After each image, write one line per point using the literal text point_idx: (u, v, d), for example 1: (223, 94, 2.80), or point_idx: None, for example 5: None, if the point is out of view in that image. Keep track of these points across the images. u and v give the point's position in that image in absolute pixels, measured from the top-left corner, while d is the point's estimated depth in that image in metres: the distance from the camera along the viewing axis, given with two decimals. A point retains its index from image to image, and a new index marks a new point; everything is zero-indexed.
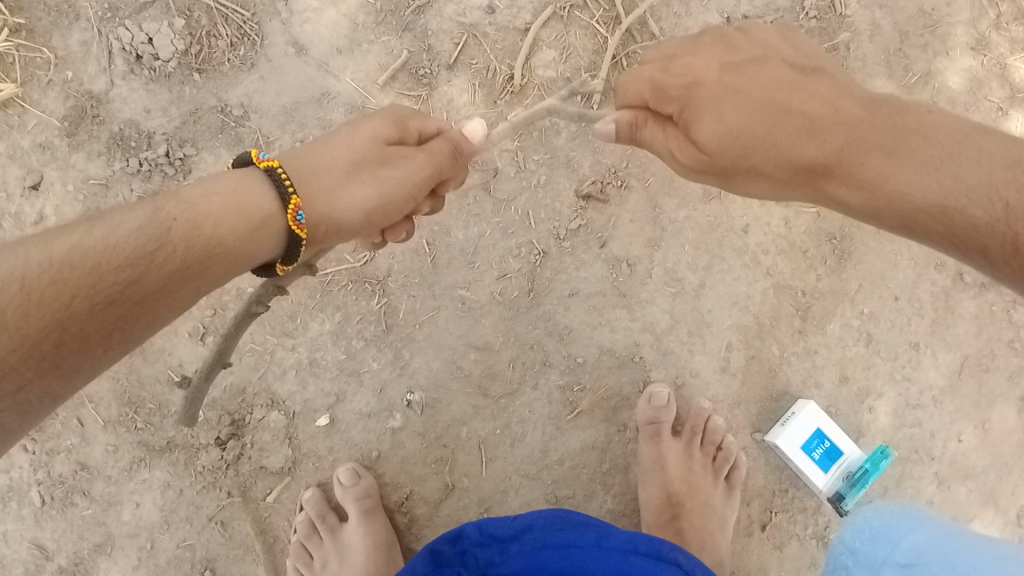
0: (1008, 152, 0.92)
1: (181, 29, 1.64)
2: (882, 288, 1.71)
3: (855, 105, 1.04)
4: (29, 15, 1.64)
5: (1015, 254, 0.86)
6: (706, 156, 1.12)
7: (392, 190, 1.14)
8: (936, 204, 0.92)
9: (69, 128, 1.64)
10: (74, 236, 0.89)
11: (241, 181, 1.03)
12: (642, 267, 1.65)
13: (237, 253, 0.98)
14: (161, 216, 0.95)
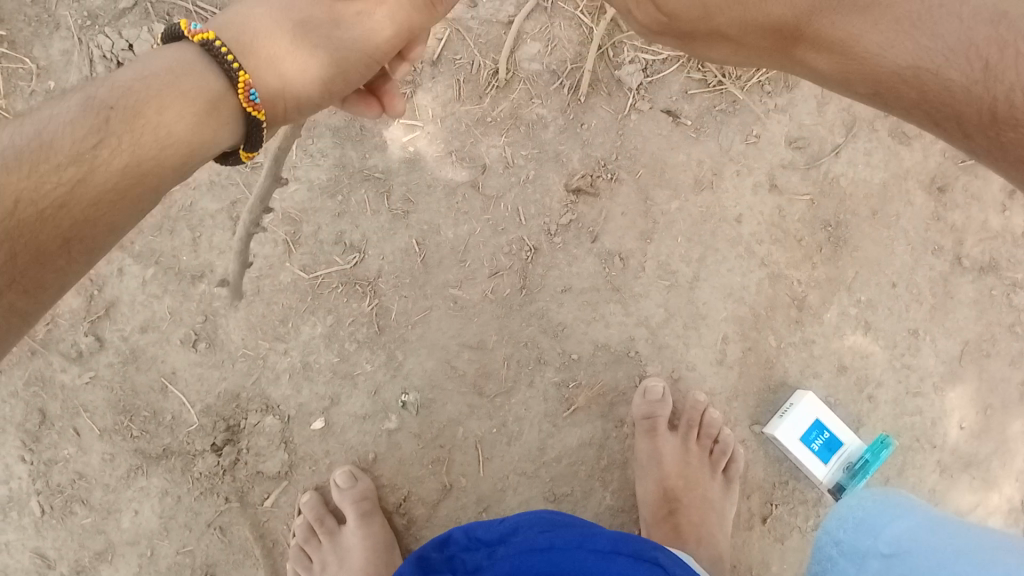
0: (993, 3, 0.91)
1: (161, 34, 1.64)
2: (879, 275, 1.69)
3: None
4: (9, 26, 1.63)
5: (992, 122, 0.89)
6: (666, 16, 1.19)
7: (350, 52, 1.20)
8: (910, 67, 0.94)
9: None
10: (7, 137, 0.89)
11: (177, 62, 1.01)
12: (635, 260, 1.64)
13: (187, 142, 0.98)
14: (98, 108, 0.94)
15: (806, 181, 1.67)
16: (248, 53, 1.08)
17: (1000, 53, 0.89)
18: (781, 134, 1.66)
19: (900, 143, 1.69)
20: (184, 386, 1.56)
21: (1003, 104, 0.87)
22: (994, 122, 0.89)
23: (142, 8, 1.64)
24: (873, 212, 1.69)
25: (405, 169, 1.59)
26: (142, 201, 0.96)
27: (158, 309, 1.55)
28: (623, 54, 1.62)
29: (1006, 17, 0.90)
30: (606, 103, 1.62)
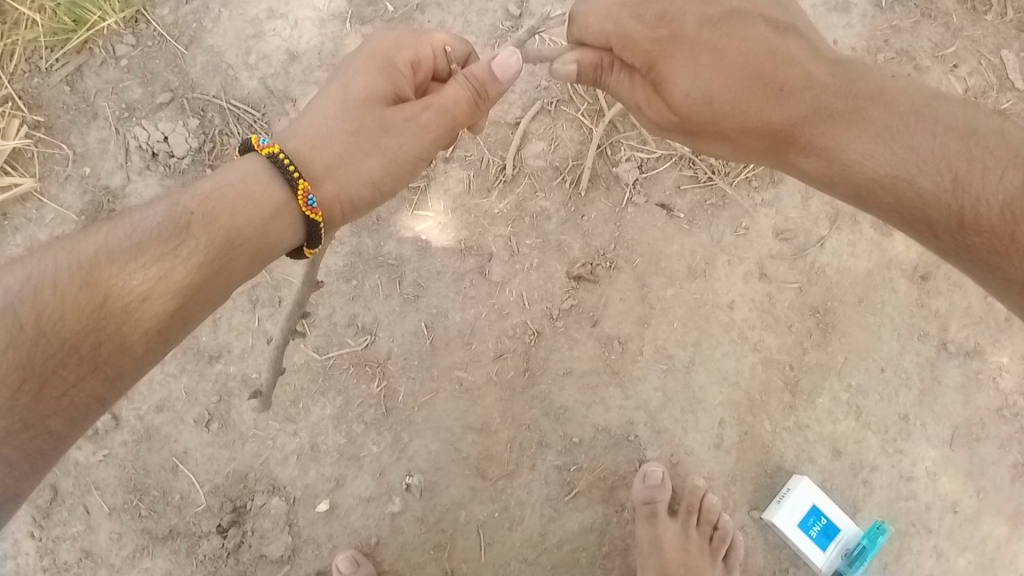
0: (959, 122, 1.05)
1: (195, 128, 1.75)
2: (868, 361, 1.75)
3: (821, 69, 1.14)
4: (47, 113, 1.77)
5: (958, 228, 1.01)
6: (678, 118, 1.22)
7: (396, 157, 1.15)
8: (888, 175, 1.05)
9: (87, 222, 1.75)
10: (100, 238, 1.00)
11: (249, 170, 1.07)
12: (633, 345, 1.71)
13: (255, 243, 1.04)
14: (180, 213, 1.02)
15: (793, 270, 1.75)
16: (308, 162, 1.11)
17: (966, 165, 1.01)
18: (768, 226, 1.75)
19: (882, 234, 1.76)
20: (195, 466, 1.59)
21: (968, 213, 1.00)
22: (960, 228, 1.01)
23: (179, 104, 1.76)
24: (858, 299, 1.76)
25: (416, 255, 1.68)
26: (214, 295, 1.03)
27: (174, 388, 1.60)
28: (620, 152, 1.72)
29: (971, 135, 1.04)
30: (604, 197, 1.72)
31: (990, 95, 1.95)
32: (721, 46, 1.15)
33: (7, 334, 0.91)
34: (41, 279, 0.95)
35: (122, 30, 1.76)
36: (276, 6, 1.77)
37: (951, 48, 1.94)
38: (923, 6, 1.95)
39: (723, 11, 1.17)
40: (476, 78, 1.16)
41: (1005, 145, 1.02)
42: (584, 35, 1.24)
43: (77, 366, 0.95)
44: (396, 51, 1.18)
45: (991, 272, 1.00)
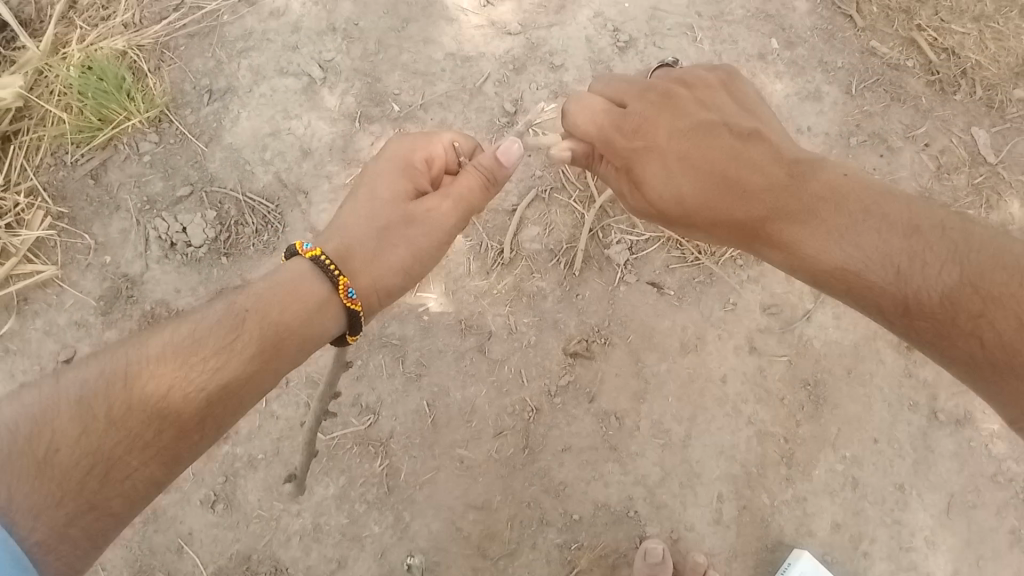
0: (905, 218, 1.11)
1: (212, 219, 1.87)
2: (860, 431, 1.79)
3: (780, 170, 1.25)
4: (71, 205, 1.89)
5: (906, 314, 1.08)
6: (654, 212, 1.33)
7: (422, 245, 1.24)
8: (840, 268, 1.13)
9: (105, 307, 1.84)
10: (166, 335, 1.09)
11: (297, 268, 1.16)
12: (630, 420, 1.76)
13: (305, 333, 1.11)
14: (237, 310, 1.10)
15: (782, 343, 1.80)
16: (346, 259, 1.18)
17: (908, 260, 1.08)
18: (755, 301, 1.82)
19: None
20: (198, 547, 1.67)
21: (912, 302, 1.07)
22: (907, 315, 1.08)
23: (198, 196, 1.89)
24: (847, 370, 1.80)
25: (419, 335, 1.76)
26: (266, 383, 1.09)
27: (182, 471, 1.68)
28: (611, 235, 1.82)
29: (914, 230, 1.10)
30: (597, 276, 1.81)
31: (963, 170, 2.09)
32: (690, 154, 1.29)
33: (81, 424, 0.99)
34: (114, 372, 1.03)
35: (146, 128, 1.91)
36: (292, 107, 1.94)
37: (921, 128, 2.10)
38: (893, 91, 2.12)
39: (690, 122, 1.31)
40: (484, 167, 1.28)
41: (948, 239, 1.08)
42: (575, 131, 1.39)
43: (139, 452, 1.00)
44: (411, 152, 1.30)
45: (941, 352, 1.07)
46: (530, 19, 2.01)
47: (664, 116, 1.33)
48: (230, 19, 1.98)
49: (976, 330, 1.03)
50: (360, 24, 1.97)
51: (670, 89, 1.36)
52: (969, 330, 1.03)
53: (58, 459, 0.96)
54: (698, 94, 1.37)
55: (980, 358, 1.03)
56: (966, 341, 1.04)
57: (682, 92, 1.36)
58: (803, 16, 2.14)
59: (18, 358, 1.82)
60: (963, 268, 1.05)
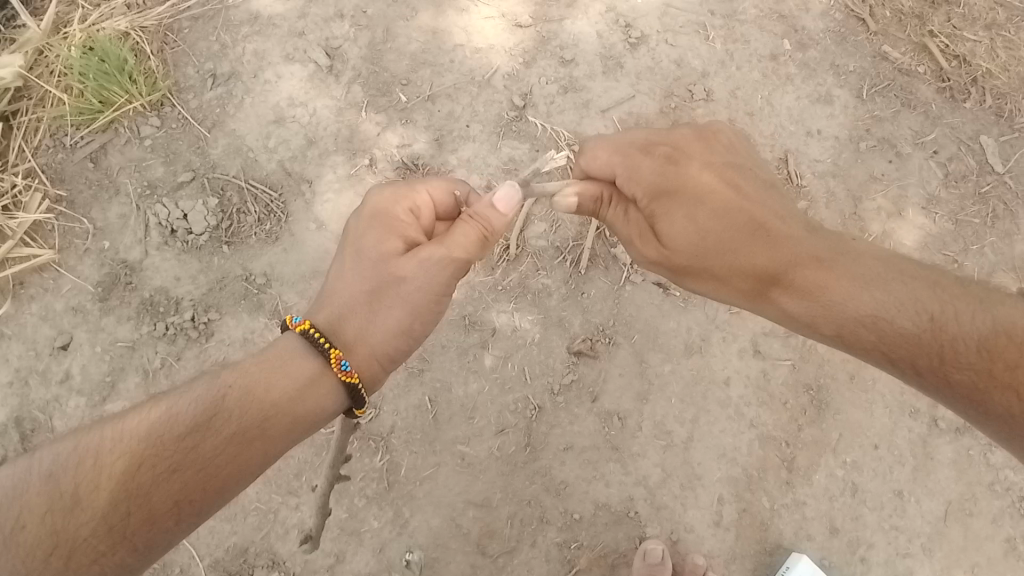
0: (925, 276, 1.19)
1: (214, 207, 1.83)
2: (861, 437, 1.78)
3: (801, 223, 1.26)
4: (70, 188, 1.85)
5: (940, 364, 1.12)
6: (668, 252, 1.27)
7: (415, 301, 1.17)
8: (870, 315, 1.15)
9: (103, 293, 1.80)
10: (143, 411, 1.07)
11: (287, 346, 1.14)
12: (632, 420, 1.75)
13: (290, 412, 1.07)
14: (219, 387, 1.08)
15: (786, 346, 1.80)
16: (339, 328, 1.15)
17: (941, 310, 1.14)
18: None
19: None
20: (196, 538, 1.66)
21: (947, 351, 1.11)
22: (942, 365, 1.11)
23: (199, 183, 1.85)
24: (850, 375, 1.80)
25: None
26: (248, 467, 1.04)
27: None
28: None
29: (937, 286, 1.17)
30: (603, 274, 1.79)
31: (970, 179, 2.08)
32: (717, 192, 1.25)
33: (49, 501, 0.99)
34: (85, 447, 1.03)
35: (148, 112, 1.88)
36: (297, 95, 1.90)
37: (930, 135, 2.09)
38: (903, 97, 2.11)
39: (715, 161, 1.30)
40: (481, 216, 1.22)
41: (970, 295, 1.16)
42: (592, 166, 1.37)
43: (106, 534, 0.98)
44: (393, 203, 1.23)
45: (973, 406, 1.10)
46: (541, 13, 2.00)
47: (695, 152, 1.31)
48: (236, 2, 1.94)
49: (1012, 382, 1.07)
50: (369, 12, 1.95)
51: (699, 132, 1.35)
52: (1006, 381, 1.07)
53: (22, 536, 0.97)
54: (723, 142, 1.36)
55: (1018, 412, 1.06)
56: (1002, 391, 1.07)
57: (710, 136, 1.35)
58: (816, 18, 2.12)
59: (12, 342, 1.78)
60: (993, 321, 1.12)
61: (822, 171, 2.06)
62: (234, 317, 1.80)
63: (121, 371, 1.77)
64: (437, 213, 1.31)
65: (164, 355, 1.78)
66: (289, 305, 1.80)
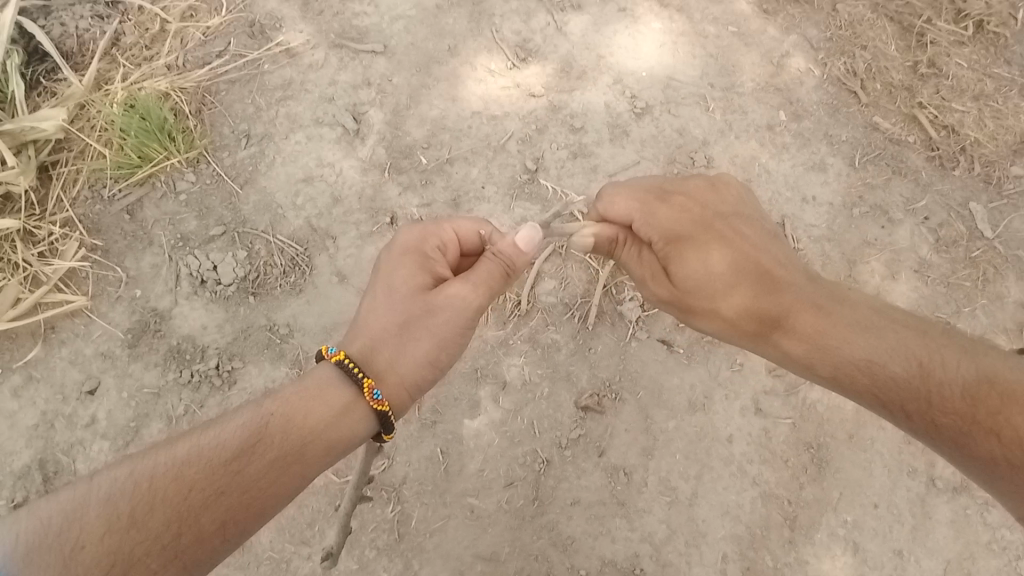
0: (911, 326, 1.32)
1: (243, 259, 1.93)
2: (861, 496, 1.82)
3: (801, 272, 1.39)
4: (106, 238, 1.96)
5: (927, 408, 1.23)
6: (681, 293, 1.37)
7: (445, 333, 1.26)
8: (863, 360, 1.27)
9: (132, 340, 1.88)
10: (191, 437, 1.14)
11: (322, 375, 1.22)
12: (638, 475, 1.80)
13: (326, 438, 1.16)
14: (261, 414, 1.17)
15: (786, 405, 1.86)
16: (371, 359, 1.23)
17: (928, 357, 1.26)
18: (762, 362, 1.87)
19: None
20: None
21: (934, 396, 1.23)
22: (929, 409, 1.23)
23: (230, 236, 1.95)
24: (849, 435, 1.85)
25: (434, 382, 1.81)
26: (288, 489, 1.13)
27: None
28: (624, 292, 1.89)
29: (923, 335, 1.30)
30: (610, 331, 1.87)
31: (961, 244, 2.18)
32: (727, 239, 1.36)
33: (107, 522, 1.03)
34: (139, 472, 1.08)
35: (184, 168, 2.00)
36: (324, 155, 2.03)
37: (921, 202, 2.21)
38: (894, 165, 2.23)
39: (727, 211, 1.41)
40: (504, 255, 1.30)
41: (953, 345, 1.28)
42: (610, 210, 1.44)
43: (159, 554, 1.03)
44: (422, 241, 1.34)
45: (957, 448, 1.21)
46: (552, 84, 2.15)
47: (708, 202, 1.42)
48: (270, 68, 2.10)
49: (993, 426, 1.18)
50: (393, 80, 2.09)
51: (710, 182, 1.46)
52: (989, 426, 1.18)
53: (82, 555, 1.00)
54: (733, 190, 1.47)
55: (998, 455, 1.16)
56: (985, 436, 1.18)
57: (721, 185, 1.46)
58: (810, 91, 2.27)
59: (42, 385, 1.85)
60: (976, 370, 1.24)
61: (818, 235, 2.16)
62: (256, 366, 1.87)
63: (145, 417, 1.83)
64: (462, 249, 1.40)
65: (188, 402, 1.85)
66: (308, 355, 1.88)
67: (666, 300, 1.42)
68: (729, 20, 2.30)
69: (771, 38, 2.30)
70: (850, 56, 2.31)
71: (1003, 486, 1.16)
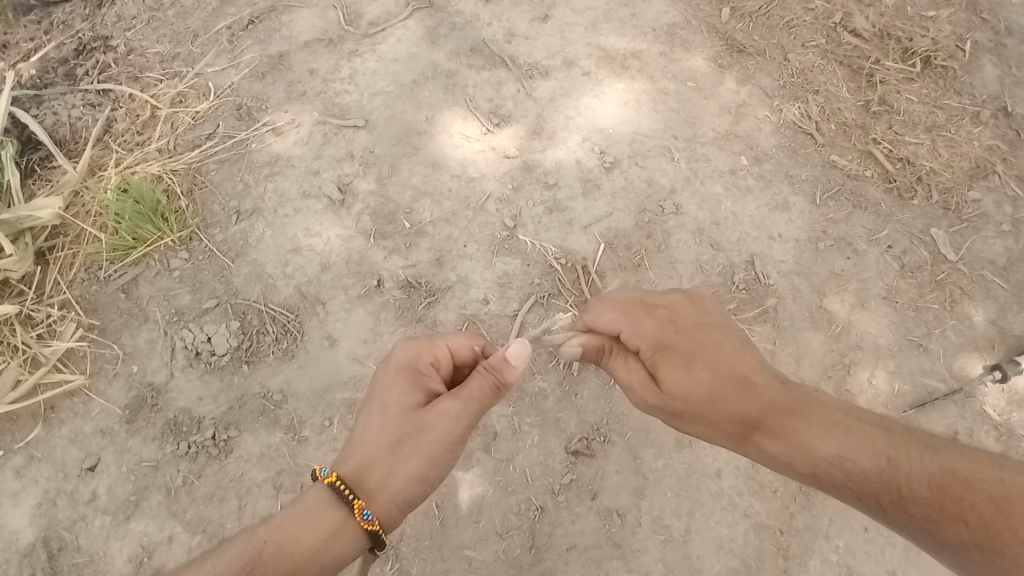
0: (877, 422, 1.41)
1: (236, 329, 2.00)
2: (851, 520, 1.86)
3: (775, 374, 1.48)
4: (103, 316, 2.03)
5: (898, 500, 1.29)
6: (666, 398, 1.43)
7: (434, 452, 1.32)
8: (835, 456, 1.35)
9: (130, 415, 1.93)
10: (197, 568, 1.28)
11: (316, 498, 1.32)
12: (631, 516, 1.83)
13: (316, 560, 1.26)
14: (257, 542, 1.28)
15: None
16: (364, 478, 1.31)
17: (895, 451, 1.34)
18: None
19: None
20: None
21: (904, 488, 1.29)
22: (901, 500, 1.29)
23: (223, 308, 2.03)
24: None
25: None
26: None
27: None
28: None
29: (889, 430, 1.38)
30: (595, 375, 1.94)
31: (925, 268, 2.30)
32: (706, 346, 1.45)
33: None
34: None
35: (177, 246, 2.09)
36: (312, 226, 2.14)
37: (883, 232, 2.33)
38: (853, 200, 2.37)
39: (703, 320, 1.52)
40: (494, 368, 1.37)
41: (917, 439, 1.37)
42: (597, 322, 1.54)
43: None
44: (417, 359, 1.43)
45: (930, 535, 1.26)
46: (526, 145, 2.29)
47: (687, 312, 1.54)
48: (258, 147, 2.23)
49: (960, 514, 1.23)
50: (377, 151, 2.23)
51: (687, 296, 1.59)
52: (955, 513, 1.24)
53: None
54: (708, 302, 1.59)
55: (967, 540, 1.21)
56: (954, 523, 1.23)
57: (697, 299, 1.58)
58: (767, 136, 2.43)
59: (42, 465, 1.88)
60: (939, 462, 1.31)
61: (787, 269, 2.27)
62: (252, 432, 1.92)
63: (145, 490, 1.86)
64: (455, 362, 1.50)
65: (186, 472, 1.88)
66: (303, 419, 1.93)
67: (652, 405, 1.48)
68: (686, 76, 2.48)
69: (726, 90, 2.48)
70: (803, 102, 2.49)
71: (976, 570, 1.20)
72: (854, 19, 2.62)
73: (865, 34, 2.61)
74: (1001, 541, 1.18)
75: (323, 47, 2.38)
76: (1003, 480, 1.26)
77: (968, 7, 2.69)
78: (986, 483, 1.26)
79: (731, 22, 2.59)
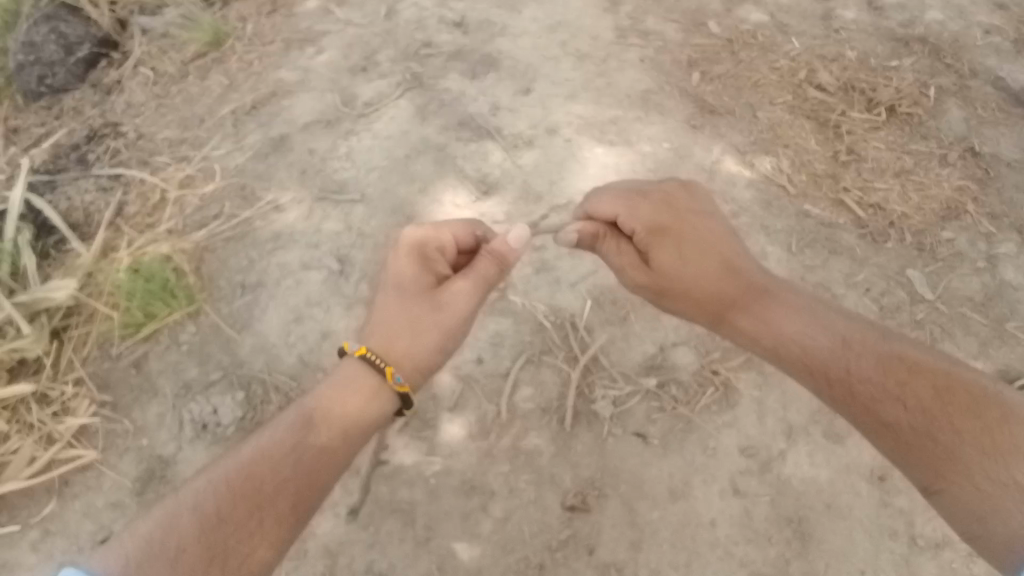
0: (844, 315, 1.65)
1: (241, 400, 2.09)
2: (848, 565, 1.89)
3: (757, 267, 1.74)
4: (115, 393, 2.12)
5: (845, 378, 1.54)
6: (659, 281, 1.69)
7: (448, 324, 1.57)
8: (797, 339, 1.62)
9: (140, 487, 1.99)
10: (251, 444, 1.49)
11: (348, 369, 1.56)
12: (629, 570, 1.87)
13: (358, 422, 1.53)
14: (304, 414, 1.52)
15: (762, 483, 1.97)
16: (388, 350, 1.54)
17: (853, 338, 1.59)
18: (732, 444, 2.01)
19: (833, 441, 2.01)
20: None
21: (854, 368, 1.55)
22: (849, 378, 1.54)
23: (228, 380, 2.12)
24: (826, 505, 1.94)
25: (426, 499, 1.94)
26: (336, 468, 1.50)
27: None
28: (595, 391, 2.07)
29: (853, 320, 1.64)
30: (587, 430, 2.02)
31: (904, 308, 2.39)
32: (698, 237, 1.68)
33: (201, 523, 1.36)
34: (215, 479, 1.43)
35: (185, 321, 2.20)
36: (313, 295, 2.25)
37: (860, 275, 2.44)
38: (829, 246, 2.48)
39: (694, 208, 1.73)
40: (496, 251, 1.62)
41: (875, 330, 1.61)
42: (596, 210, 1.73)
43: (248, 538, 1.37)
44: (424, 242, 1.61)
45: (870, 412, 1.50)
46: (514, 210, 2.44)
47: (681, 201, 1.74)
48: (261, 224, 2.37)
49: (901, 395, 1.48)
50: (373, 223, 2.37)
51: (678, 187, 1.77)
52: (898, 395, 1.48)
53: (187, 554, 1.33)
54: (700, 195, 1.78)
55: (902, 420, 1.45)
56: (893, 402, 1.48)
57: (691, 192, 1.77)
58: (742, 190, 2.57)
59: (56, 540, 1.93)
60: (891, 349, 1.55)
61: None
62: None
63: None
64: (457, 246, 1.69)
65: None
66: None
67: (641, 284, 1.73)
68: (662, 138, 2.65)
69: (701, 148, 2.64)
70: (773, 155, 2.64)
71: (899, 444, 1.45)
72: (818, 75, 2.80)
73: (830, 88, 2.78)
74: (935, 426, 1.41)
75: (321, 128, 2.56)
76: (947, 373, 1.48)
77: (931, 54, 2.89)
78: (929, 373, 1.49)
79: (701, 86, 2.78)
